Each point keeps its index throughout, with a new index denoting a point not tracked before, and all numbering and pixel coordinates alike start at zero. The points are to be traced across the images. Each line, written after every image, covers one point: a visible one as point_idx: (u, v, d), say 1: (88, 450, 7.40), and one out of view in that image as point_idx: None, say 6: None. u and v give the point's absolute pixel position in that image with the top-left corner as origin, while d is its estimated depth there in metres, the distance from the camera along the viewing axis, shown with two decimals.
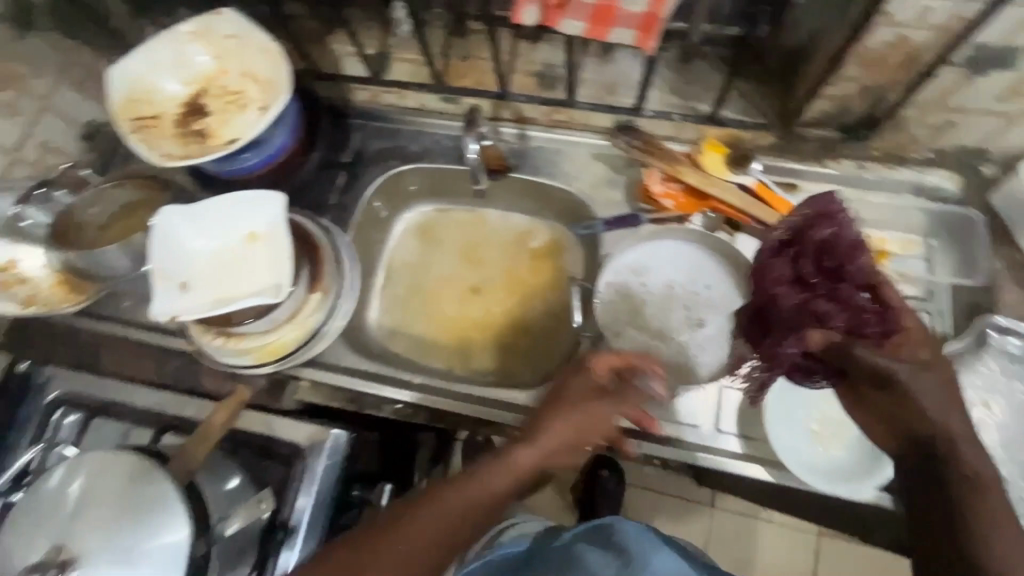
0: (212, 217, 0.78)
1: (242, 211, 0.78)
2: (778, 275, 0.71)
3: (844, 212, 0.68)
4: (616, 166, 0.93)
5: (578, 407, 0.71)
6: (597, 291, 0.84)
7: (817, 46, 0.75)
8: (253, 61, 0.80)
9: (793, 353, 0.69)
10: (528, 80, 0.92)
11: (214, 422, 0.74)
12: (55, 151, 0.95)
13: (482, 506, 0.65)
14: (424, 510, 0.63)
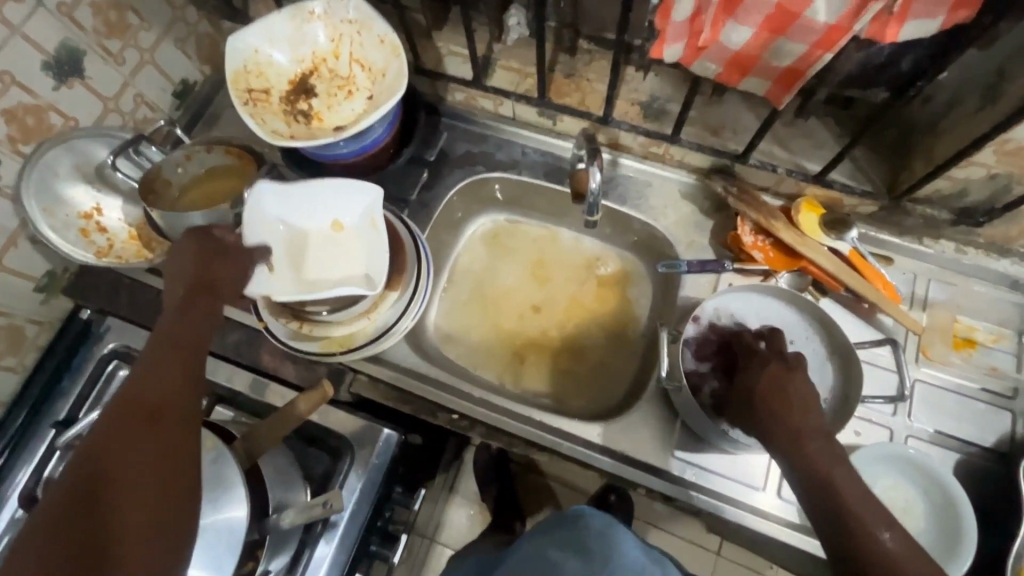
0: (306, 203, 0.78)
1: (340, 199, 0.78)
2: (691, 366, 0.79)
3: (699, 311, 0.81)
4: (705, 209, 0.91)
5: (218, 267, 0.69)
6: (682, 342, 0.78)
7: (946, 125, 0.73)
8: (368, 50, 0.79)
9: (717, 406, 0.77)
10: (631, 108, 0.89)
11: (293, 408, 0.70)
12: (148, 106, 0.95)
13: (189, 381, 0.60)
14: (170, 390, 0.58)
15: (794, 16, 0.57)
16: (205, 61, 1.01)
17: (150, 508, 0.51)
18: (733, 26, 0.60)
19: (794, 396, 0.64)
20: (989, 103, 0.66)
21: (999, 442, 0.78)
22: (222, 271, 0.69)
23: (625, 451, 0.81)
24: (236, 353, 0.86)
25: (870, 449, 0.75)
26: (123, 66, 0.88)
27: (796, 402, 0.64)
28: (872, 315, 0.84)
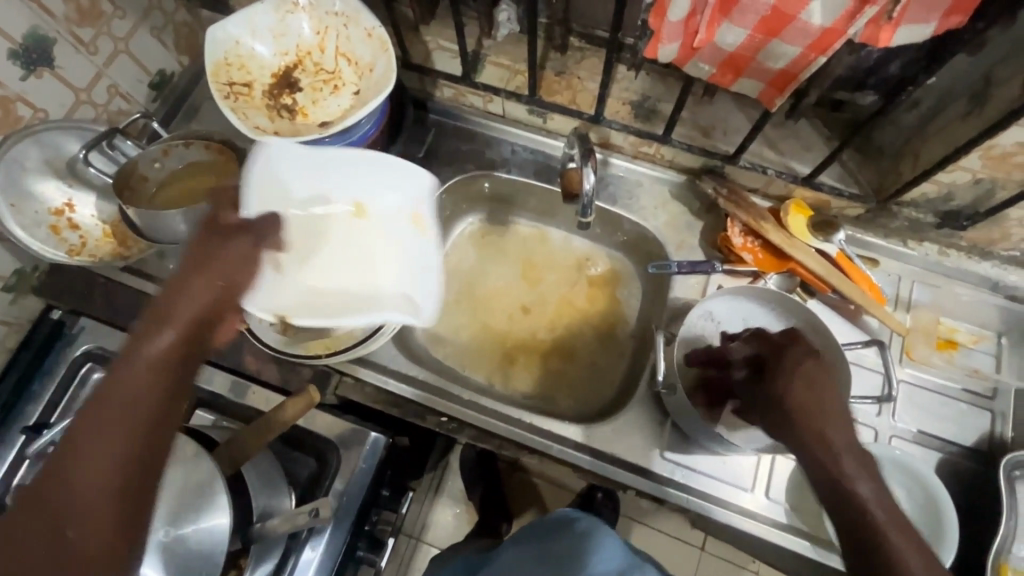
0: (334, 175, 0.78)
1: (376, 176, 0.78)
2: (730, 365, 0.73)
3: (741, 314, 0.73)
4: (695, 209, 0.91)
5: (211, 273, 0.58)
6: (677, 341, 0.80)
7: (932, 129, 0.73)
8: (355, 44, 0.76)
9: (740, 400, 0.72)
10: (623, 107, 0.88)
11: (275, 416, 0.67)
12: (123, 97, 0.91)
13: (154, 412, 0.52)
14: (125, 422, 0.50)
15: (789, 18, 0.56)
16: (183, 51, 0.97)
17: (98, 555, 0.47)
18: (729, 27, 0.59)
19: (810, 408, 0.59)
20: (976, 108, 0.66)
21: (979, 442, 0.79)
22: (187, 292, 0.56)
23: (615, 453, 0.81)
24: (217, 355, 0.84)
25: (855, 450, 0.76)
26: (95, 56, 0.84)
27: (820, 422, 0.59)
28: (858, 316, 0.85)
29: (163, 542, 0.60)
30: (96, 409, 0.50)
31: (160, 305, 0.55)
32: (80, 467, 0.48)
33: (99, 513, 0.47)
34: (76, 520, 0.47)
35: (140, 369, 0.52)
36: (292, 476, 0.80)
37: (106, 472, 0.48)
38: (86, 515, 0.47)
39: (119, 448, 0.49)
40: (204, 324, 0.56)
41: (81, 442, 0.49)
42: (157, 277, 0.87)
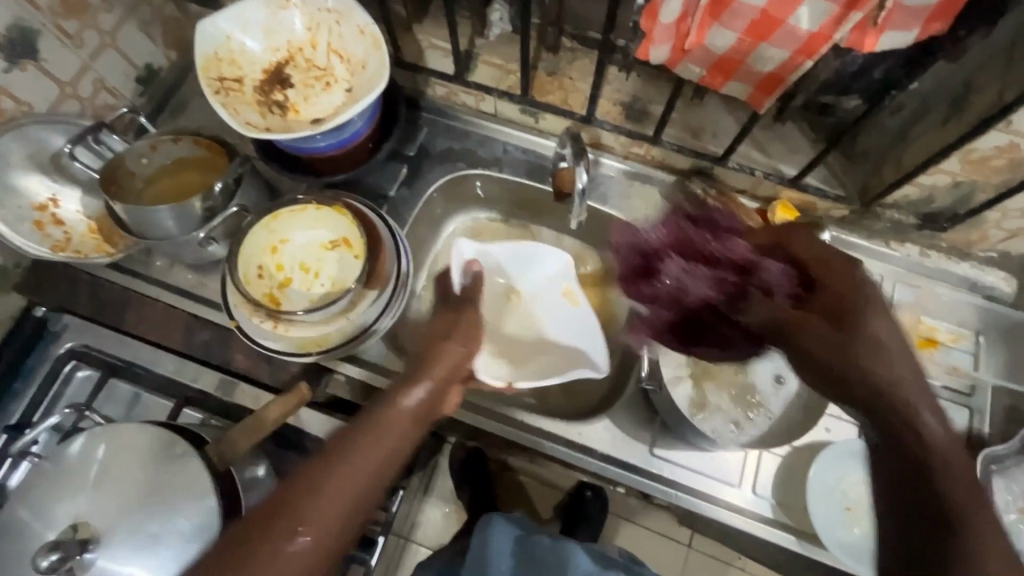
0: (540, 269, 0.88)
1: (535, 258, 0.88)
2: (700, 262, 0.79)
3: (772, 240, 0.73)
4: (684, 209, 0.92)
5: (457, 341, 0.73)
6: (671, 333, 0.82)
7: (914, 133, 0.75)
8: (348, 41, 0.76)
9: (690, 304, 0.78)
10: (614, 108, 0.89)
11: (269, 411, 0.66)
12: (110, 92, 0.90)
13: (385, 465, 0.60)
14: (354, 461, 0.59)
15: (779, 22, 0.58)
16: (172, 46, 0.96)
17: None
18: (719, 30, 0.60)
19: (879, 351, 0.53)
20: (957, 113, 0.68)
21: (958, 437, 0.81)
22: (439, 355, 0.70)
23: (607, 450, 0.81)
24: (206, 353, 0.83)
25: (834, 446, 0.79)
26: (81, 49, 0.83)
27: (891, 368, 0.52)
28: None
29: (151, 541, 0.60)
30: (360, 438, 0.60)
31: (423, 371, 0.68)
32: (338, 481, 0.57)
33: (341, 520, 0.56)
34: (322, 524, 0.54)
35: (399, 416, 0.64)
36: (282, 474, 0.80)
37: (351, 490, 0.57)
38: (334, 522, 0.55)
39: (368, 470, 0.59)
40: (443, 390, 0.69)
41: (336, 461, 0.58)
42: (143, 273, 0.86)
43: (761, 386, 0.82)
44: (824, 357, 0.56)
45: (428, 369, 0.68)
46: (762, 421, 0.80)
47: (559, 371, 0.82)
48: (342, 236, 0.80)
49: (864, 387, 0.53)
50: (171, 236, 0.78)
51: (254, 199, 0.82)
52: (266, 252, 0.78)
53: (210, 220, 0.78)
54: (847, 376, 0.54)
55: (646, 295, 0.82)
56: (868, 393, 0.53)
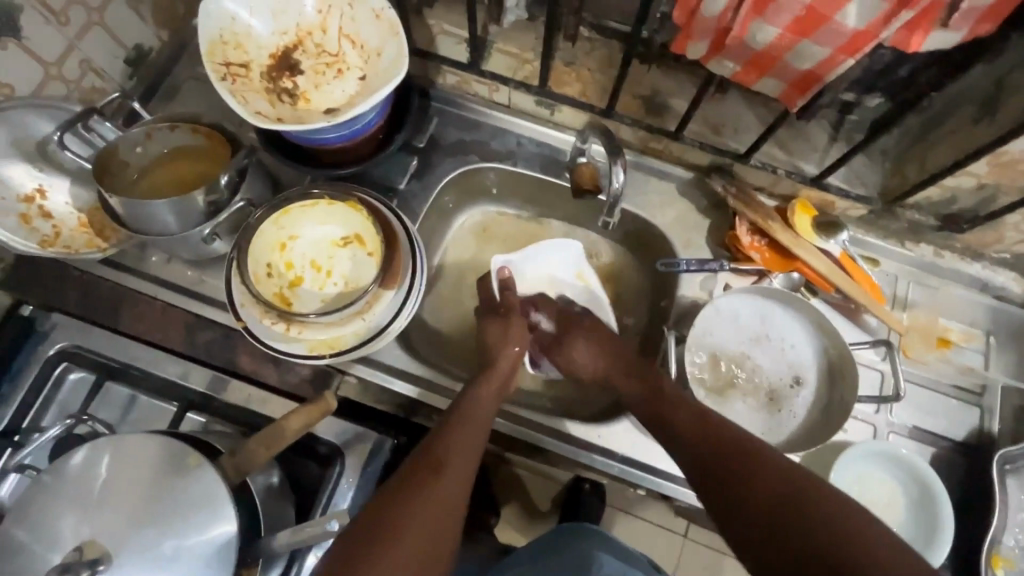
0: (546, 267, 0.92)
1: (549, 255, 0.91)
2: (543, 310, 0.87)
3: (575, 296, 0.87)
4: (702, 206, 0.91)
5: (516, 333, 0.80)
6: (693, 340, 0.82)
7: (940, 134, 0.75)
8: (362, 27, 0.72)
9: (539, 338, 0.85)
10: (633, 102, 0.86)
11: (286, 426, 0.63)
12: (97, 74, 0.84)
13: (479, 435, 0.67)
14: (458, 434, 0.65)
15: (824, 19, 0.55)
16: (163, 25, 0.90)
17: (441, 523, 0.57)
18: (760, 25, 0.58)
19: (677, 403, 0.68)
20: (986, 115, 0.68)
21: (969, 436, 0.82)
22: (504, 354, 0.77)
23: (629, 453, 0.80)
24: (209, 355, 0.79)
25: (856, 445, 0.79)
26: (66, 27, 0.77)
27: (691, 410, 0.67)
28: (859, 315, 0.86)
29: (165, 561, 0.56)
30: (464, 424, 0.66)
31: (494, 369, 0.75)
32: (455, 454, 0.63)
33: (465, 480, 0.62)
34: (453, 486, 0.61)
35: (486, 403, 0.71)
36: (293, 481, 0.77)
37: (467, 459, 0.64)
38: (460, 485, 0.61)
39: (472, 443, 0.65)
40: (511, 379, 0.76)
41: (449, 439, 0.64)
42: (138, 270, 0.81)
43: (778, 383, 0.83)
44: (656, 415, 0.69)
45: (499, 365, 0.76)
46: (781, 421, 0.81)
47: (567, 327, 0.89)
48: (354, 233, 0.77)
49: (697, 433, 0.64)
50: (170, 233, 0.73)
51: (259, 192, 0.78)
52: (275, 249, 0.75)
53: (214, 216, 0.73)
54: (678, 417, 0.67)
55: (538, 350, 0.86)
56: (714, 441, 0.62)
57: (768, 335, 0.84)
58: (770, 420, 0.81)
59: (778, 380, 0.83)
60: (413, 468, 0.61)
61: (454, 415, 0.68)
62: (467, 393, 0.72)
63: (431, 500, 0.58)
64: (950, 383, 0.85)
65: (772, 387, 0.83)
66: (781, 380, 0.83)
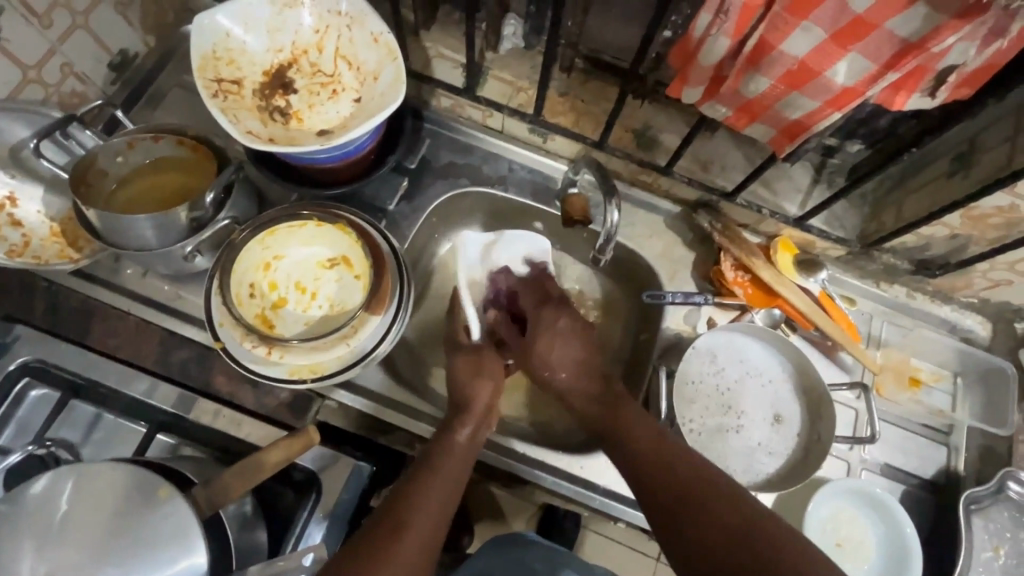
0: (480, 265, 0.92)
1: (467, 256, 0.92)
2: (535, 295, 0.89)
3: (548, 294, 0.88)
4: (689, 239, 0.92)
5: (488, 377, 0.77)
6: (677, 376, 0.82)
7: (916, 185, 0.78)
8: (360, 49, 0.71)
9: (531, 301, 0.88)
10: (625, 135, 0.88)
11: (269, 457, 0.61)
12: (78, 78, 0.81)
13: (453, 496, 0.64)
14: (427, 490, 0.62)
15: (814, 74, 0.57)
16: (150, 30, 0.88)
17: None
18: (753, 76, 0.59)
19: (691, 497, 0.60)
20: (961, 170, 0.71)
21: (937, 474, 0.85)
22: (478, 390, 0.75)
23: (611, 486, 0.79)
24: (184, 374, 0.76)
25: (840, 479, 0.80)
26: (49, 29, 0.75)
27: (701, 493, 0.60)
28: (834, 352, 0.89)
29: None
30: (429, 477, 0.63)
31: (470, 407, 0.73)
32: (417, 510, 0.60)
33: (429, 543, 0.58)
34: (416, 543, 0.57)
35: (462, 446, 0.68)
36: (267, 506, 0.75)
37: (432, 517, 0.60)
38: (421, 551, 0.57)
39: (439, 501, 0.62)
40: (487, 420, 0.73)
41: (416, 497, 0.61)
42: (111, 283, 0.78)
43: (759, 418, 0.83)
44: (658, 508, 0.62)
45: (475, 399, 0.74)
46: (764, 458, 0.81)
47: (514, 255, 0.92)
48: (341, 255, 0.76)
49: (722, 519, 0.57)
50: (147, 249, 0.70)
51: (243, 208, 0.76)
52: (259, 269, 0.73)
53: (197, 232, 0.71)
54: (669, 459, 0.64)
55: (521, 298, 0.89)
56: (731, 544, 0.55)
57: (747, 373, 0.85)
58: (757, 458, 0.81)
59: (761, 418, 0.83)
60: (372, 532, 0.57)
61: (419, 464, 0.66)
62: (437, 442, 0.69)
63: (389, 561, 0.54)
64: (920, 422, 0.87)
65: (754, 428, 0.82)
66: (761, 415, 0.83)
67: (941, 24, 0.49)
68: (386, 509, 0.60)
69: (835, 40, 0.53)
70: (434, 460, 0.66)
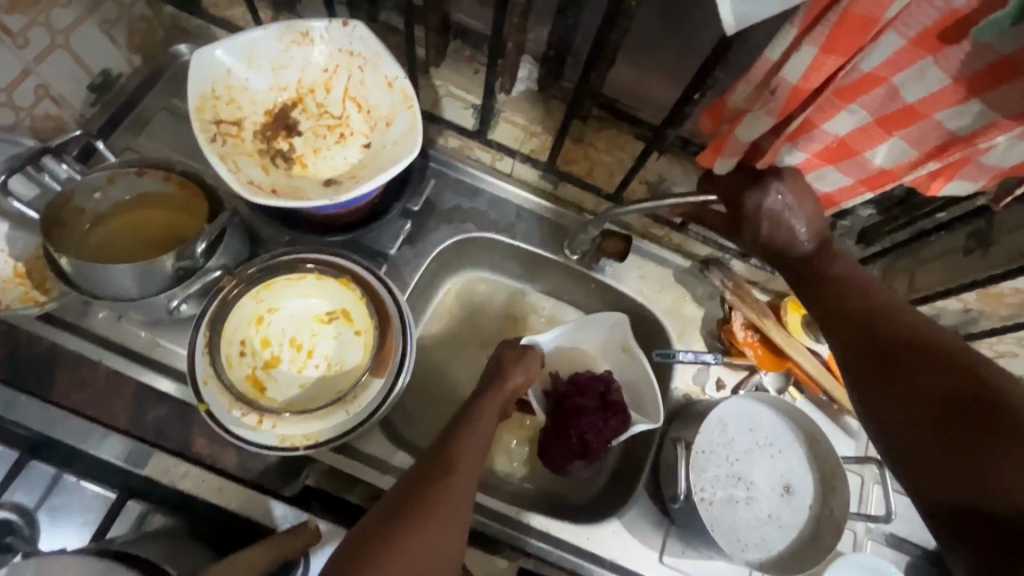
0: (580, 339, 0.86)
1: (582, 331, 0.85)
2: (595, 411, 0.78)
3: (611, 428, 0.77)
4: (698, 295, 0.90)
5: (516, 368, 0.72)
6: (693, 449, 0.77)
7: (929, 256, 0.77)
8: (371, 91, 0.67)
9: (592, 405, 0.78)
10: (639, 187, 0.85)
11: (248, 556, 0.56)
12: (54, 100, 0.74)
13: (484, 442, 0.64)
14: (464, 439, 0.63)
15: (853, 153, 0.55)
16: (137, 49, 0.81)
17: (441, 524, 0.54)
18: (789, 152, 0.56)
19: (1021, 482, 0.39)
20: (979, 248, 0.70)
21: None
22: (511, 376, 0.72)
23: (617, 558, 0.76)
24: (161, 435, 0.70)
25: (865, 559, 0.75)
26: (25, 50, 0.68)
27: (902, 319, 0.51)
28: (840, 416, 0.87)
29: None
30: (462, 436, 0.63)
31: (504, 381, 0.71)
32: (456, 463, 0.60)
33: (468, 491, 0.58)
34: (456, 492, 0.57)
35: (491, 410, 0.68)
36: None
37: (470, 470, 0.60)
38: (459, 499, 0.57)
39: (476, 451, 0.62)
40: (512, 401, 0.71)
41: (452, 452, 0.61)
42: (82, 329, 0.72)
43: (768, 489, 0.79)
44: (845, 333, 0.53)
45: (509, 378, 0.71)
46: (776, 533, 0.77)
47: (575, 351, 0.87)
48: (341, 308, 0.71)
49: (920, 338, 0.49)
50: (123, 299, 0.63)
51: (235, 252, 0.70)
52: (251, 324, 0.69)
53: (184, 282, 0.65)
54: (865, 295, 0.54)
55: (581, 402, 0.78)
56: (931, 367, 0.47)
57: (759, 440, 0.81)
58: (769, 532, 0.77)
59: (771, 490, 0.79)
60: (413, 483, 0.58)
61: (458, 423, 0.65)
62: (461, 416, 0.67)
63: (431, 507, 0.55)
64: None
65: (764, 499, 0.78)
66: (770, 486, 0.79)
67: (993, 122, 0.47)
68: (424, 461, 0.61)
69: (881, 124, 0.51)
70: (468, 414, 0.66)
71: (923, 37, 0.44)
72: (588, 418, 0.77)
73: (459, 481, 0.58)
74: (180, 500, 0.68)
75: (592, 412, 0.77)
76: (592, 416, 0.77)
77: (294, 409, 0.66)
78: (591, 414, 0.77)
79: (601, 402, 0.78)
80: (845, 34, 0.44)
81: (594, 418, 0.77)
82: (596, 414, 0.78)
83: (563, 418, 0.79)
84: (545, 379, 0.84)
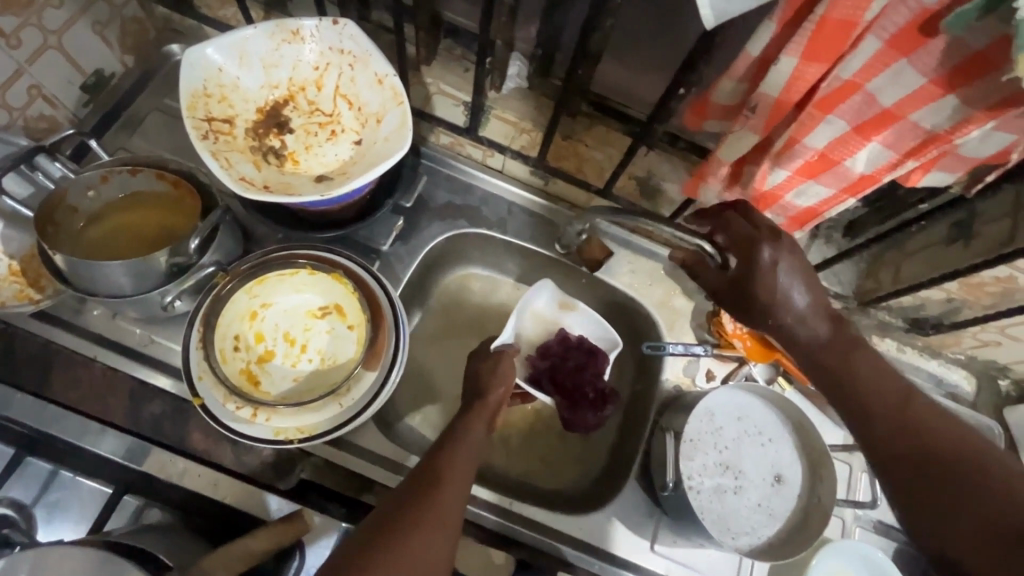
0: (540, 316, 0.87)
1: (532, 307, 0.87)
2: (579, 359, 0.82)
3: (601, 363, 0.82)
4: (688, 287, 0.91)
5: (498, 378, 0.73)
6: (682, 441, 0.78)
7: (913, 246, 0.79)
8: (362, 87, 0.68)
9: (576, 355, 0.82)
10: (629, 182, 0.86)
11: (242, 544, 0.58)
12: (47, 100, 0.75)
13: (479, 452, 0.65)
14: (461, 445, 0.64)
15: (834, 163, 0.56)
16: (129, 49, 0.82)
17: (436, 528, 0.55)
18: (774, 169, 0.59)
19: None
20: (961, 238, 0.71)
21: None
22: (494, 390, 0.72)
23: (609, 547, 0.78)
24: (156, 431, 0.70)
25: (851, 545, 0.76)
26: (17, 50, 0.68)
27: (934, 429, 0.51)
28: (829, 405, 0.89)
29: None
30: (457, 441, 0.65)
31: (486, 396, 0.71)
32: (451, 466, 0.61)
33: (463, 495, 0.60)
34: (450, 496, 0.58)
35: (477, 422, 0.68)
36: None
37: (463, 472, 0.61)
38: (454, 502, 0.58)
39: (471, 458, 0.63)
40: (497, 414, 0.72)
41: (449, 457, 0.62)
42: (78, 326, 0.72)
43: (759, 477, 0.80)
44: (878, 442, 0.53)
45: (490, 392, 0.72)
46: (764, 521, 0.78)
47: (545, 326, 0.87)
48: (334, 303, 0.72)
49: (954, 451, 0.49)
50: (117, 296, 0.64)
51: (228, 249, 0.70)
52: (245, 319, 0.69)
53: (178, 279, 0.65)
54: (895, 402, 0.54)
55: (568, 356, 0.82)
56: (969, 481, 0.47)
57: (748, 429, 0.82)
58: (757, 521, 0.78)
59: (761, 479, 0.80)
60: (411, 484, 0.59)
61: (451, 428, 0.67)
62: (451, 425, 0.68)
63: (427, 507, 0.56)
64: None
65: (754, 488, 0.79)
66: (761, 475, 0.80)
67: (970, 117, 0.49)
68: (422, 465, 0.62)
69: (860, 130, 0.52)
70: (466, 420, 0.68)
71: (899, 39, 0.45)
72: (579, 366, 0.81)
73: (455, 486, 0.59)
74: (177, 494, 0.69)
75: (578, 362, 0.82)
76: (581, 363, 0.82)
77: (287, 402, 0.67)
78: (579, 362, 0.82)
79: (578, 348, 0.83)
80: (825, 40, 0.45)
81: (582, 364, 0.82)
82: (580, 361, 0.82)
83: (566, 387, 0.81)
84: (524, 365, 0.84)
